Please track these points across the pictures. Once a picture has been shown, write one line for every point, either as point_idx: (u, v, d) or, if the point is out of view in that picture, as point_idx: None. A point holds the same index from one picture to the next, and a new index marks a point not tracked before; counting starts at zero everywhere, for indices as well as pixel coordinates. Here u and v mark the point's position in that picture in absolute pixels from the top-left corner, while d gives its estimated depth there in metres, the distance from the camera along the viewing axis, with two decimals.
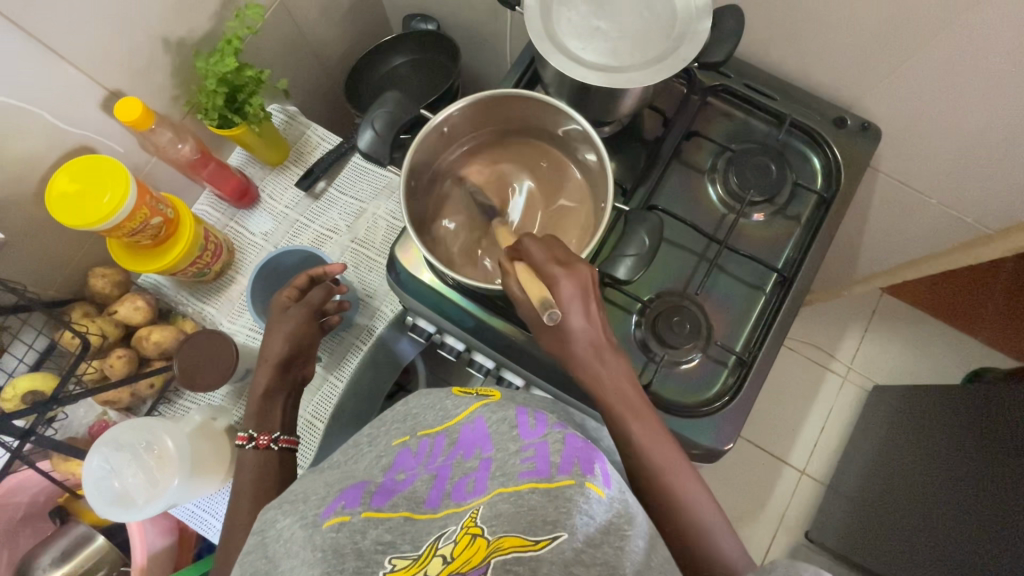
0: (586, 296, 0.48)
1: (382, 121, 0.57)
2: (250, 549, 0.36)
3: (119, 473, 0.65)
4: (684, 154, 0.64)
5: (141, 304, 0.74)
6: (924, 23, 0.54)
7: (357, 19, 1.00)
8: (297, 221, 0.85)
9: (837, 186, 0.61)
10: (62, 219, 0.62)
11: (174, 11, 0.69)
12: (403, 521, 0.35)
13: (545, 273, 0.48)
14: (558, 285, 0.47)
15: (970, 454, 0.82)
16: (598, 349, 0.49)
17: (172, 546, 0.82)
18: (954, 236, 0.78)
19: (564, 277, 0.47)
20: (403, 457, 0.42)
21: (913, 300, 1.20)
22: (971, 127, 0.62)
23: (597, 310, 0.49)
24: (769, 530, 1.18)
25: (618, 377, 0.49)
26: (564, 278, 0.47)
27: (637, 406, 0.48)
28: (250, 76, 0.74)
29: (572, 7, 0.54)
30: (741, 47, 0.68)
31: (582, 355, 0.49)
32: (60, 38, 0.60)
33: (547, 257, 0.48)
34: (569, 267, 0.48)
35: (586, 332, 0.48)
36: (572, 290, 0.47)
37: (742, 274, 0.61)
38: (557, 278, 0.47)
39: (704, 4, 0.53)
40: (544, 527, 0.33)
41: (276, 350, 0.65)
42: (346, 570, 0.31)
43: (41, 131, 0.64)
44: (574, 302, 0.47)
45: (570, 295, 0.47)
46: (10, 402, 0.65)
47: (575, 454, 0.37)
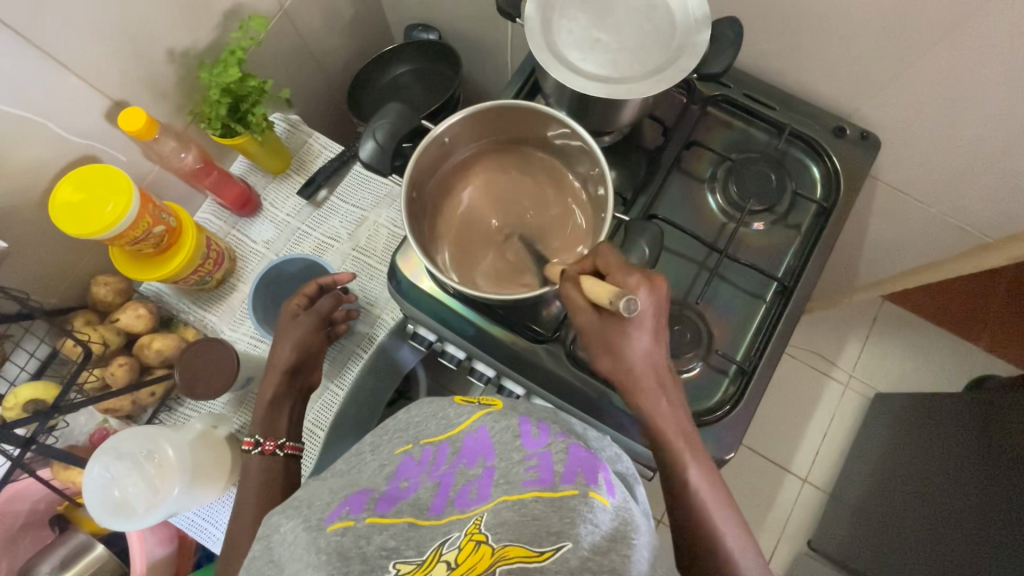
0: (659, 314, 0.46)
1: (385, 131, 0.58)
2: (256, 552, 0.35)
3: (119, 482, 0.65)
4: (684, 163, 0.64)
5: (143, 312, 0.74)
6: (922, 35, 0.55)
7: (360, 29, 1.01)
8: (299, 229, 0.85)
9: (837, 195, 0.61)
10: (66, 228, 0.62)
11: (179, 22, 0.70)
12: (407, 526, 0.35)
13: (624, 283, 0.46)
14: (639, 297, 0.45)
15: (973, 462, 0.82)
16: (658, 373, 0.48)
17: (172, 555, 0.82)
18: (954, 245, 0.79)
19: (644, 290, 0.45)
20: (405, 465, 0.42)
21: (914, 307, 1.20)
22: (970, 137, 0.62)
23: (665, 330, 0.48)
24: (770, 538, 1.18)
25: (668, 405, 0.48)
26: (644, 291, 0.45)
27: (688, 430, 0.48)
28: (253, 86, 0.75)
29: (572, 18, 0.55)
30: (740, 58, 0.69)
31: (644, 372, 0.47)
32: (66, 49, 0.61)
33: (624, 267, 0.47)
34: (651, 281, 0.46)
35: (648, 351, 0.47)
36: (650, 305, 0.45)
37: (743, 282, 0.61)
38: (638, 290, 0.45)
39: (702, 16, 0.54)
40: (549, 537, 0.32)
41: (284, 357, 0.65)
42: (351, 572, 0.31)
43: (46, 141, 0.64)
44: (648, 319, 0.46)
45: (645, 310, 0.45)
46: (11, 411, 0.65)
47: (578, 465, 0.37)
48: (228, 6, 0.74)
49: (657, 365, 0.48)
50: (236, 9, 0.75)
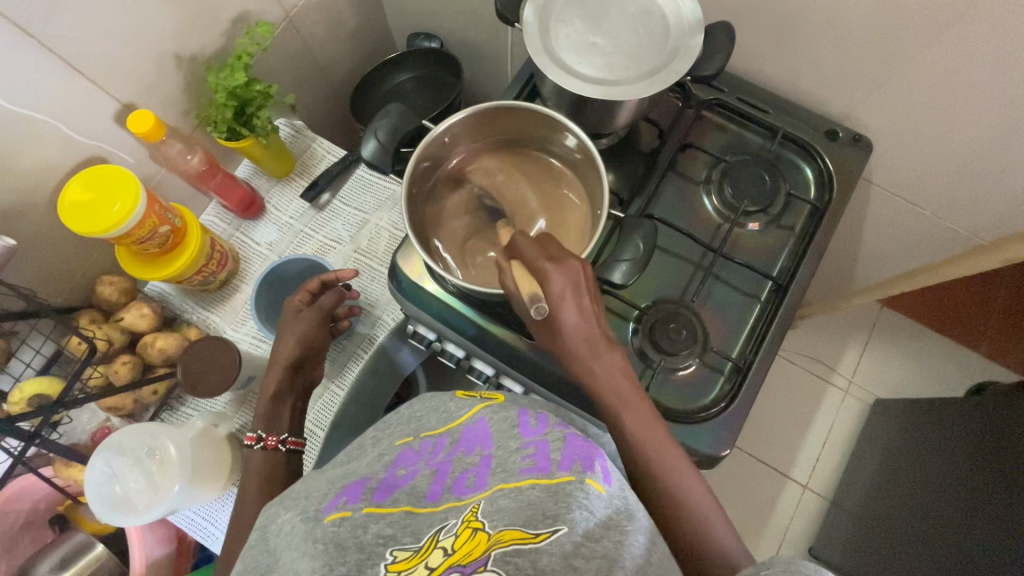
0: (577, 291, 0.48)
1: (386, 131, 0.59)
2: (253, 543, 0.36)
3: (121, 478, 0.66)
4: (680, 165, 0.66)
5: (146, 311, 0.75)
6: (913, 37, 0.56)
7: (364, 38, 1.03)
8: (301, 231, 0.87)
9: (830, 196, 0.62)
10: (74, 227, 0.64)
11: (188, 28, 0.71)
12: (404, 514, 0.36)
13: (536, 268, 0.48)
14: (548, 280, 0.48)
15: (977, 465, 0.82)
16: (590, 342, 0.50)
17: (171, 555, 0.82)
18: (950, 247, 0.80)
19: (553, 272, 0.48)
20: (405, 455, 0.43)
21: (913, 312, 1.21)
22: (962, 138, 0.64)
23: (591, 304, 0.49)
24: (772, 546, 1.17)
25: (612, 373, 0.49)
26: (553, 273, 0.48)
27: (628, 395, 0.49)
28: (259, 90, 0.76)
29: (568, 23, 0.56)
30: (735, 62, 0.70)
31: (577, 349, 0.50)
32: (77, 52, 0.62)
33: (537, 253, 0.49)
34: (560, 262, 0.48)
35: (579, 326, 0.49)
36: (562, 284, 0.48)
37: (738, 282, 0.62)
38: (547, 273, 0.48)
39: (695, 21, 0.55)
40: (544, 521, 0.33)
41: (287, 352, 0.66)
42: (348, 563, 0.32)
43: (56, 141, 0.66)
44: (567, 299, 0.48)
45: (561, 291, 0.48)
46: (16, 405, 0.66)
47: (574, 453, 0.38)
48: (235, 13, 0.76)
49: (591, 338, 0.50)
50: (243, 16, 0.77)
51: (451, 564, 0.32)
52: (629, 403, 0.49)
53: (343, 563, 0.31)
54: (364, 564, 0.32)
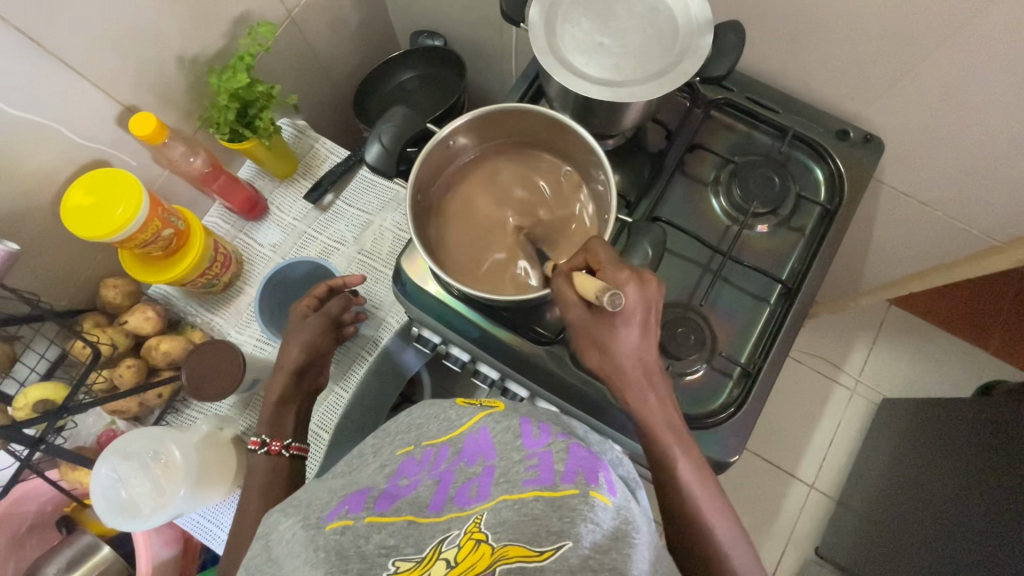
0: (647, 312, 0.47)
1: (390, 134, 0.59)
2: (254, 552, 0.36)
3: (127, 482, 0.66)
4: (688, 166, 0.65)
5: (151, 314, 0.75)
6: (927, 36, 0.55)
7: (367, 36, 1.02)
8: (305, 233, 0.86)
9: (840, 198, 0.61)
10: (77, 231, 0.63)
11: (189, 29, 0.71)
12: (407, 524, 0.35)
13: (612, 279, 0.46)
14: (626, 293, 0.45)
15: (986, 469, 0.81)
16: (647, 367, 0.48)
17: (177, 557, 0.82)
18: (961, 248, 0.78)
19: (633, 287, 0.46)
20: (406, 464, 0.42)
21: (922, 311, 1.20)
22: (974, 139, 0.62)
23: (654, 328, 0.48)
24: (777, 545, 1.17)
25: (661, 402, 0.48)
26: (633, 287, 0.46)
27: (675, 422, 0.48)
28: (261, 91, 0.76)
29: (575, 23, 0.55)
30: (743, 62, 0.69)
31: (631, 372, 0.47)
32: (78, 55, 0.62)
33: (616, 264, 0.47)
34: (638, 279, 0.47)
35: (637, 348, 0.47)
36: (638, 302, 0.46)
37: (746, 285, 0.61)
38: (626, 286, 0.46)
39: (705, 21, 0.54)
40: (549, 537, 0.32)
41: (292, 358, 0.66)
42: (350, 571, 0.32)
43: (58, 145, 0.65)
44: (633, 318, 0.46)
45: (632, 308, 0.46)
46: (21, 411, 0.66)
47: (578, 465, 0.37)
48: (237, 13, 0.75)
49: (644, 363, 0.47)
50: (245, 16, 0.76)
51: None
52: (675, 429, 0.47)
53: (346, 572, 0.31)
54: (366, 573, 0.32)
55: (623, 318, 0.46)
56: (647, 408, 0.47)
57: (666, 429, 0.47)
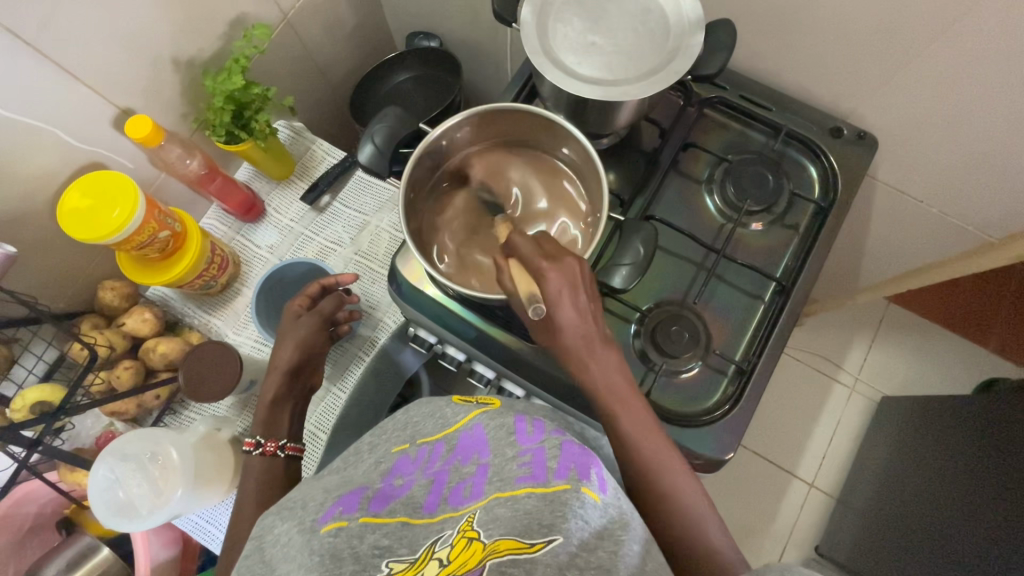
0: (575, 288, 0.47)
1: (383, 135, 0.59)
2: (249, 553, 0.36)
3: (124, 483, 0.66)
4: (682, 165, 0.65)
5: (148, 316, 0.76)
6: (919, 33, 0.55)
7: (363, 38, 1.02)
8: (302, 234, 0.86)
9: (834, 196, 0.62)
10: (74, 233, 0.64)
11: (185, 32, 0.71)
12: (401, 525, 0.35)
13: (533, 268, 0.47)
14: (546, 278, 0.47)
15: (985, 467, 0.81)
16: (587, 340, 0.48)
17: (176, 558, 0.82)
18: (957, 245, 0.78)
19: (551, 270, 0.47)
20: (401, 463, 0.42)
21: (921, 309, 1.20)
22: (969, 135, 0.62)
23: (589, 302, 0.48)
24: (777, 544, 1.17)
25: (608, 371, 0.48)
26: (553, 272, 0.46)
27: (624, 392, 0.48)
28: (257, 93, 0.76)
29: (567, 23, 0.55)
30: (735, 61, 0.69)
31: (573, 346, 0.48)
32: (73, 58, 0.62)
33: (535, 251, 0.48)
34: (556, 260, 0.47)
35: (577, 326, 0.48)
36: (560, 284, 0.47)
37: (741, 283, 0.61)
38: (545, 273, 0.47)
39: (696, 19, 0.54)
40: (540, 530, 0.33)
41: (285, 358, 0.66)
42: (344, 572, 0.32)
43: (54, 148, 0.66)
44: (563, 297, 0.47)
45: (558, 289, 0.46)
46: (19, 412, 0.66)
47: (571, 461, 0.37)
48: (232, 15, 0.75)
49: (586, 334, 0.48)
50: (241, 18, 0.77)
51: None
52: (623, 398, 0.48)
53: (340, 574, 0.31)
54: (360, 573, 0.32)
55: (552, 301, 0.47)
56: (595, 381, 0.48)
57: (612, 398, 0.48)
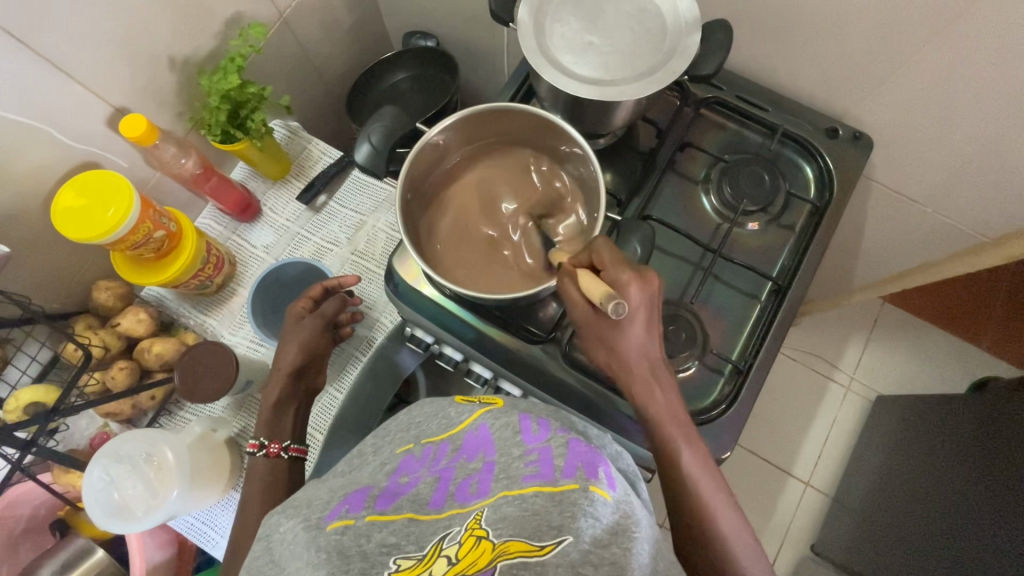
0: (651, 308, 0.47)
1: (380, 134, 0.59)
2: (256, 553, 0.36)
3: (119, 485, 0.66)
4: (679, 164, 0.65)
5: (143, 316, 0.75)
6: (914, 35, 0.55)
7: (359, 37, 1.02)
8: (298, 234, 0.86)
9: (830, 196, 0.62)
10: (68, 234, 0.63)
11: (180, 31, 0.71)
12: (407, 522, 0.36)
13: (613, 278, 0.47)
14: (627, 292, 0.46)
15: (980, 466, 0.81)
16: (649, 363, 0.48)
17: (171, 559, 0.82)
18: (951, 245, 0.79)
19: (634, 284, 0.46)
20: (407, 462, 0.42)
21: (915, 308, 1.20)
22: (963, 136, 0.63)
23: (658, 325, 0.48)
24: (774, 543, 1.17)
25: (664, 396, 0.48)
26: (637, 285, 0.46)
27: (680, 419, 0.48)
28: (252, 92, 0.76)
29: (565, 23, 0.55)
30: (732, 61, 0.69)
31: (637, 367, 0.48)
32: (68, 56, 0.62)
33: (618, 262, 0.48)
34: (641, 276, 0.47)
35: (641, 344, 0.48)
36: (640, 300, 0.47)
37: (738, 283, 0.61)
38: (627, 285, 0.46)
39: (693, 19, 0.54)
40: (550, 531, 0.32)
41: (289, 358, 0.66)
42: (352, 570, 0.32)
43: (48, 146, 0.65)
44: (638, 314, 0.47)
45: (636, 305, 0.47)
46: (12, 413, 0.65)
47: (578, 459, 0.36)
48: (227, 14, 0.75)
49: (650, 357, 0.48)
50: (236, 17, 0.76)
51: (456, 574, 0.32)
52: (681, 425, 0.48)
53: (348, 571, 0.31)
54: (367, 571, 0.32)
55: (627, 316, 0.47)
56: (651, 403, 0.48)
57: (666, 420, 0.48)
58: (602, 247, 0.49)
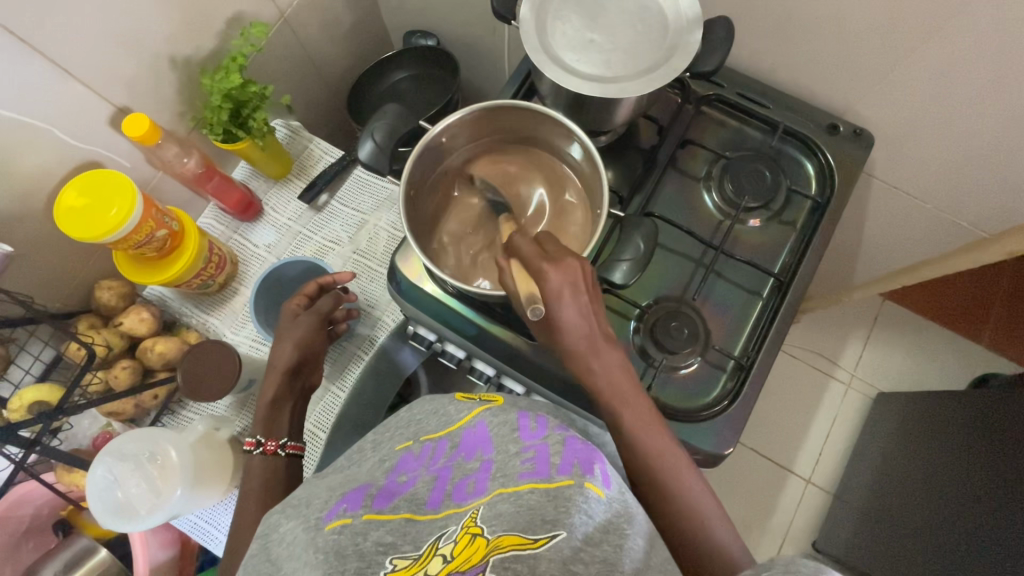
0: (578, 290, 0.47)
1: (383, 132, 0.59)
2: (254, 552, 0.35)
3: (123, 484, 0.65)
4: (680, 162, 0.65)
5: (146, 315, 0.75)
6: (914, 31, 0.55)
7: (360, 36, 1.02)
8: (299, 233, 0.86)
9: (831, 192, 0.62)
10: (71, 233, 0.63)
11: (182, 30, 0.71)
12: (405, 522, 0.34)
13: (534, 268, 0.48)
14: (546, 278, 0.47)
15: (982, 461, 0.81)
16: (591, 341, 0.49)
17: (174, 559, 0.82)
18: (951, 241, 0.79)
19: (551, 271, 0.47)
20: (404, 460, 0.41)
21: (915, 305, 1.21)
22: (963, 132, 0.63)
23: (592, 304, 0.48)
24: (776, 539, 1.18)
25: (611, 371, 0.49)
26: (554, 274, 0.47)
27: (628, 394, 0.48)
28: (254, 91, 0.76)
29: (566, 20, 0.56)
30: (732, 59, 0.70)
31: (578, 348, 0.49)
32: (70, 55, 0.62)
33: (536, 253, 0.48)
34: (558, 261, 0.47)
35: (579, 326, 0.48)
36: (561, 283, 0.47)
37: (739, 279, 0.61)
38: (546, 273, 0.47)
39: (694, 17, 0.54)
40: (544, 526, 0.33)
41: (285, 357, 0.66)
42: (348, 571, 0.30)
43: (51, 146, 0.65)
44: (564, 298, 0.47)
45: (560, 290, 0.47)
46: (15, 413, 0.65)
47: (574, 457, 0.37)
48: (229, 14, 0.75)
49: (589, 335, 0.49)
50: (238, 16, 0.76)
51: (452, 571, 0.32)
52: (630, 401, 0.48)
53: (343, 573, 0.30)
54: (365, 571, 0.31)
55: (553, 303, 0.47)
56: (601, 382, 0.49)
57: (614, 398, 0.48)
58: (521, 242, 0.50)
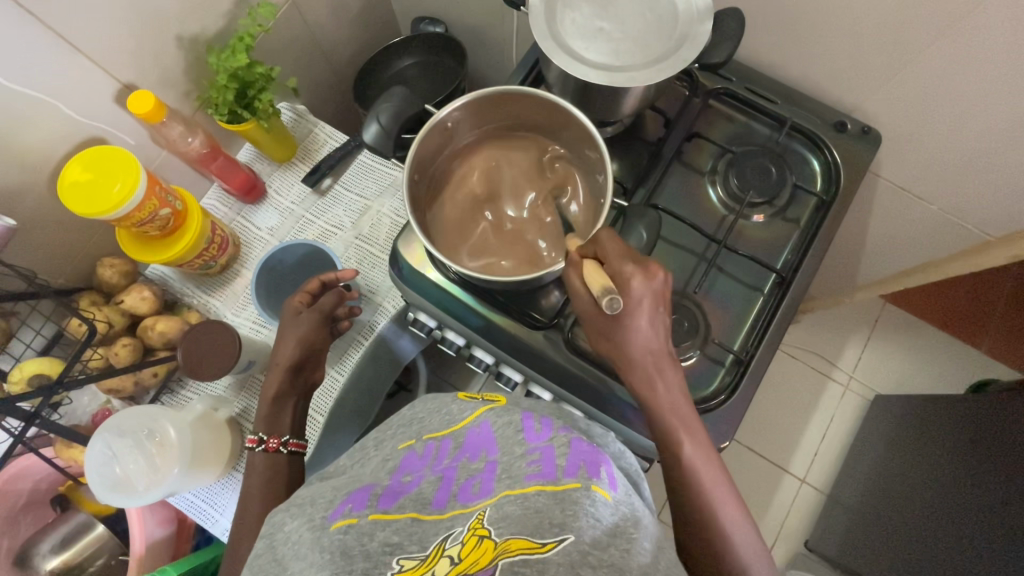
0: (657, 300, 0.47)
1: (389, 116, 0.59)
2: (259, 551, 0.36)
3: (121, 459, 0.66)
4: (685, 156, 0.65)
5: (147, 294, 0.75)
6: (926, 31, 0.55)
7: (368, 20, 1.02)
8: (303, 216, 0.86)
9: (837, 188, 0.62)
10: (75, 208, 0.63)
11: (189, 9, 0.70)
12: (410, 521, 0.35)
13: (617, 271, 0.47)
14: (628, 285, 0.46)
15: (978, 467, 0.82)
16: (655, 356, 0.48)
17: (170, 536, 0.83)
18: (956, 245, 0.79)
19: (637, 277, 0.46)
20: (409, 459, 0.42)
21: (916, 308, 1.21)
22: (972, 136, 0.63)
23: (665, 318, 0.48)
24: (768, 537, 1.18)
25: (671, 389, 0.49)
26: (639, 280, 0.46)
27: (685, 415, 0.49)
28: (261, 72, 0.75)
29: (576, 8, 0.55)
30: (742, 53, 0.69)
31: (640, 361, 0.48)
32: (76, 29, 0.61)
33: (622, 255, 0.48)
34: (644, 270, 0.47)
35: (645, 338, 0.48)
36: (643, 293, 0.47)
37: (741, 274, 0.61)
38: (630, 279, 0.46)
39: (705, 7, 0.54)
40: (551, 529, 0.32)
41: (288, 352, 0.65)
42: (355, 571, 0.32)
43: (56, 122, 0.65)
44: (644, 306, 0.47)
45: (641, 297, 0.47)
46: (16, 385, 0.66)
47: (581, 458, 0.37)
48: None
49: (655, 351, 0.48)
50: None
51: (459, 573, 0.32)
52: (682, 416, 0.48)
53: (351, 572, 0.32)
54: (371, 571, 0.32)
55: (630, 310, 0.47)
56: (658, 398, 0.48)
57: (672, 413, 0.48)
58: (606, 241, 0.49)
